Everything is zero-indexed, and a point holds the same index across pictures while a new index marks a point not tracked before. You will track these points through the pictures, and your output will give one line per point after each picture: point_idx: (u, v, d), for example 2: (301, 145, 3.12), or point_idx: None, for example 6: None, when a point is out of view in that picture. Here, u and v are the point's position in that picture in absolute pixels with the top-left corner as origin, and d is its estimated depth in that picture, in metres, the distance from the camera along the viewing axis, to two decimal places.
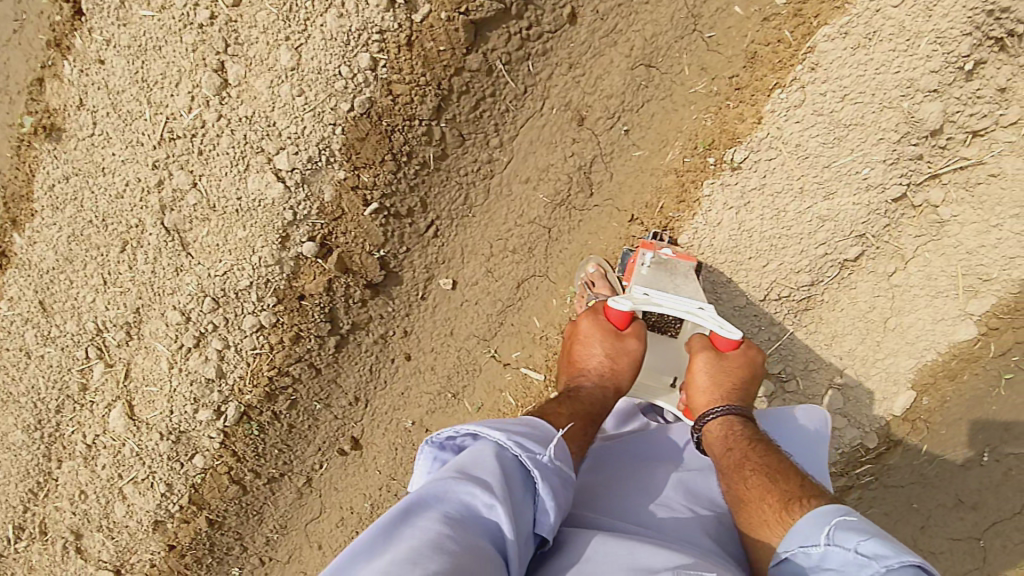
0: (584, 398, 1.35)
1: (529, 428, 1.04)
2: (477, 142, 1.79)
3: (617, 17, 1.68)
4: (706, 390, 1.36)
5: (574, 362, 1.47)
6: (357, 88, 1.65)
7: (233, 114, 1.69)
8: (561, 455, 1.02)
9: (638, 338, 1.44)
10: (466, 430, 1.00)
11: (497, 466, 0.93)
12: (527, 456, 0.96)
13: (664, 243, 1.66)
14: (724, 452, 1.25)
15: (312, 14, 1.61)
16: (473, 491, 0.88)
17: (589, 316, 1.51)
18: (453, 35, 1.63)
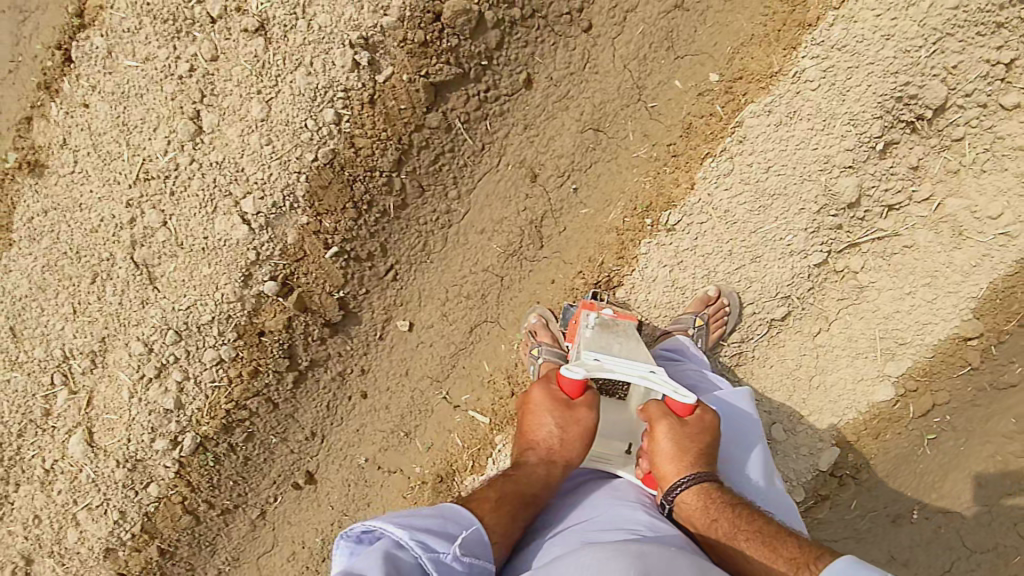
0: (523, 479, 1.30)
1: (440, 521, 1.07)
2: (436, 193, 1.91)
3: (570, 85, 1.82)
4: (672, 460, 1.27)
5: (524, 431, 1.38)
6: (322, 139, 1.76)
7: (205, 159, 1.81)
8: (467, 555, 1.04)
9: (590, 408, 1.34)
10: (376, 527, 1.04)
11: (395, 559, 0.95)
12: (428, 554, 0.99)
13: (604, 303, 1.69)
14: (708, 523, 1.22)
15: (283, 71, 1.73)
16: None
17: (541, 384, 1.41)
18: (414, 95, 1.75)
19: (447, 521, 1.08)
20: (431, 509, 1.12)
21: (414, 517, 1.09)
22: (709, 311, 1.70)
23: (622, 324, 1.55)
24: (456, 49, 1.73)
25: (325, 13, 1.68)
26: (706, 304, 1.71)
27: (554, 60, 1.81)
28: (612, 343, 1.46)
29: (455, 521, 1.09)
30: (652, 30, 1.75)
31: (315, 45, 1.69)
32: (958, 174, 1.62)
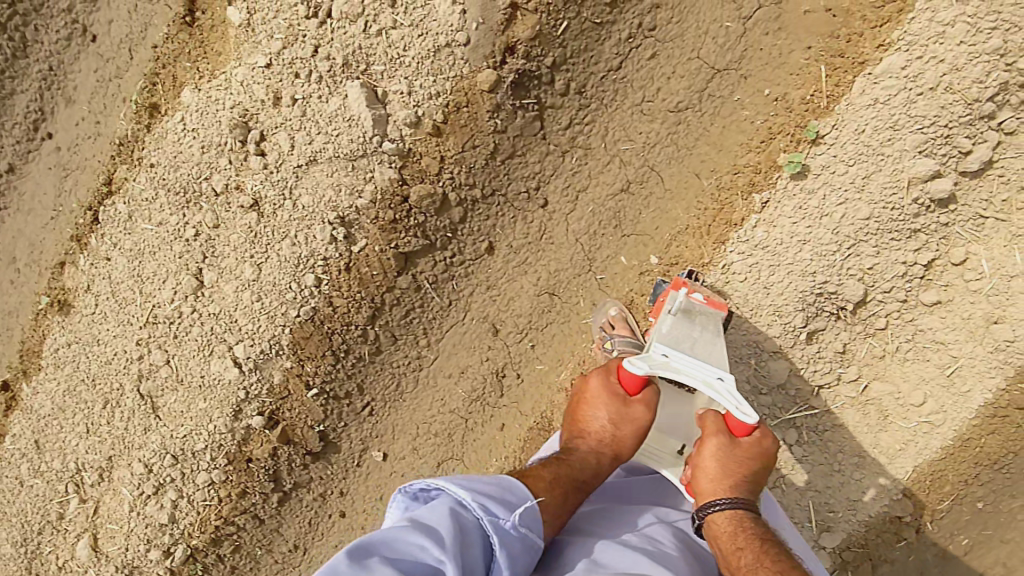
0: (575, 465, 1.40)
1: (500, 490, 1.18)
2: (408, 341, 2.11)
3: (527, 252, 2.01)
4: (713, 480, 1.32)
5: (580, 420, 1.50)
6: (304, 299, 2.00)
7: (205, 310, 2.07)
8: (527, 523, 1.16)
9: (646, 407, 1.41)
10: (437, 484, 1.16)
11: (459, 519, 1.07)
12: (489, 517, 1.09)
13: (695, 283, 1.67)
14: (733, 550, 1.25)
15: (272, 240, 1.99)
16: (432, 538, 1.01)
17: (601, 375, 1.50)
18: (386, 262, 1.98)
19: (506, 492, 1.18)
20: (490, 477, 1.22)
21: (475, 480, 1.20)
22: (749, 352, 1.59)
23: (707, 315, 1.53)
24: (423, 224, 1.96)
25: (309, 195, 1.94)
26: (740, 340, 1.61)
27: (514, 230, 2.00)
28: (686, 338, 1.46)
29: (512, 492, 1.19)
30: (600, 209, 1.93)
31: (299, 221, 1.96)
32: (884, 359, 1.68)
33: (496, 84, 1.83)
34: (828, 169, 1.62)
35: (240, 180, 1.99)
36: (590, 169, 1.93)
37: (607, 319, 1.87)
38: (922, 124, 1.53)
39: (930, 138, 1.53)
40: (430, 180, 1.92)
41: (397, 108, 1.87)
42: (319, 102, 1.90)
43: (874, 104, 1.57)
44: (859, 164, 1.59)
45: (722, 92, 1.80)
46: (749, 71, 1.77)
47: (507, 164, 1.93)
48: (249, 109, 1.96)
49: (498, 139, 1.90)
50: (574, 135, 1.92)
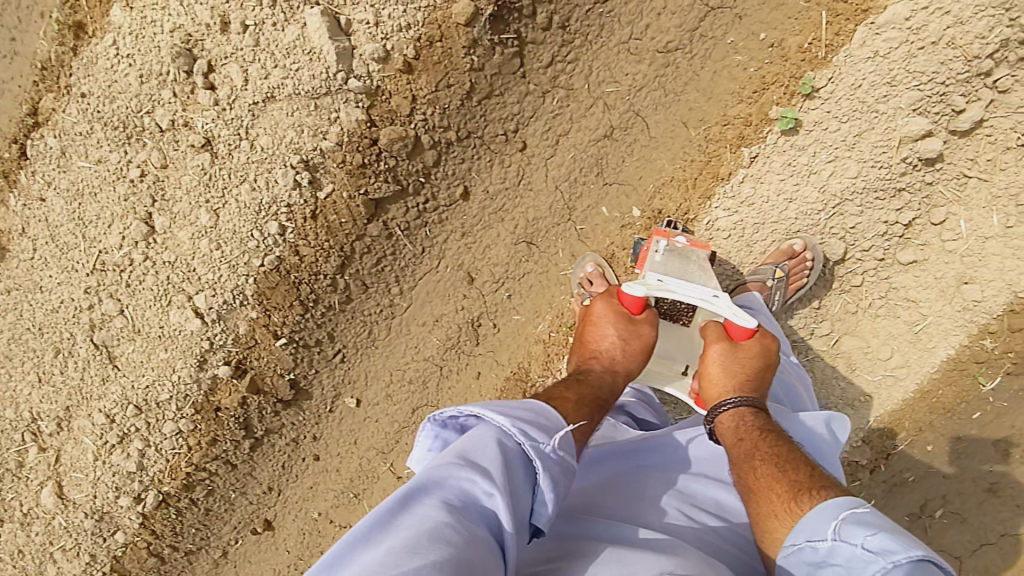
0: (593, 383, 1.33)
1: (535, 414, 1.02)
2: (380, 289, 2.04)
3: (504, 199, 1.92)
4: (720, 380, 1.30)
5: (586, 343, 1.46)
6: (267, 248, 1.88)
7: (158, 258, 1.93)
8: (565, 446, 1.01)
9: (650, 324, 1.43)
10: (470, 411, 0.99)
11: (504, 451, 0.92)
12: (532, 443, 0.95)
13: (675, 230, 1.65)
14: (735, 443, 1.18)
15: (228, 184, 1.83)
16: (479, 472, 0.88)
17: (603, 297, 1.49)
18: (355, 210, 1.87)
19: (540, 415, 1.03)
20: (523, 399, 1.06)
21: (509, 403, 1.04)
22: (792, 264, 1.66)
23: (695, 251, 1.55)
24: (394, 168, 1.84)
25: (268, 135, 1.78)
26: (789, 256, 1.67)
27: (491, 175, 1.90)
28: (680, 268, 1.48)
29: (546, 417, 1.04)
30: (582, 156, 1.84)
31: (258, 164, 1.81)
32: (856, 314, 1.75)
33: (472, 18, 1.65)
34: (820, 125, 1.59)
35: (188, 116, 1.80)
36: (571, 113, 1.82)
37: (584, 275, 1.85)
38: (920, 81, 1.48)
39: (926, 96, 1.49)
40: (400, 122, 1.77)
41: (363, 40, 1.69)
42: (274, 31, 1.69)
43: (873, 58, 1.51)
44: (853, 120, 1.56)
45: (716, 32, 1.69)
46: (745, 10, 1.65)
47: (483, 105, 1.80)
48: (193, 34, 1.74)
49: (474, 79, 1.74)
50: (555, 74, 1.78)
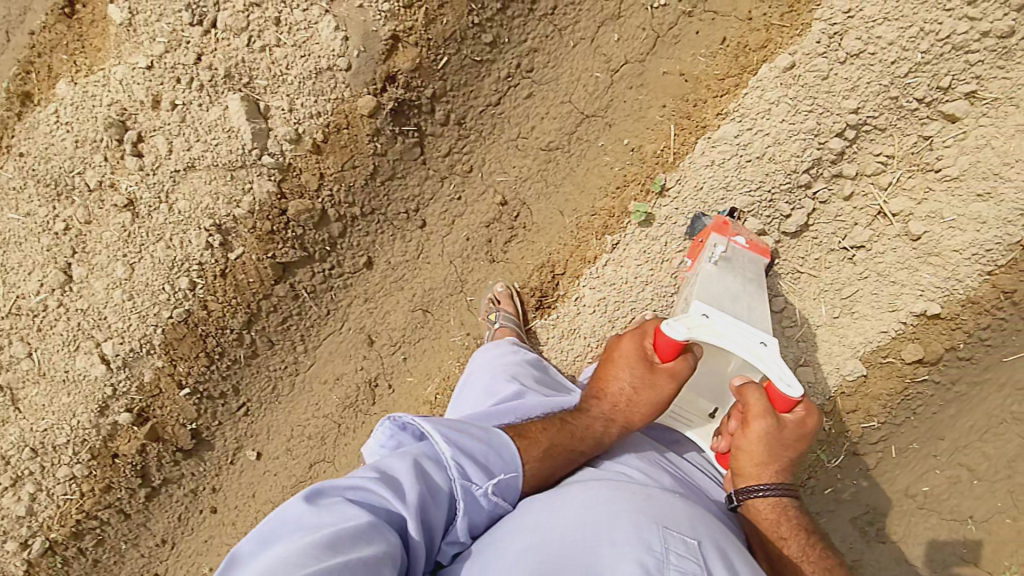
0: (581, 428, 1.38)
1: (484, 447, 1.18)
2: (285, 347, 2.18)
3: (404, 270, 2.11)
4: (761, 464, 1.33)
5: (603, 379, 1.49)
6: (177, 301, 2.02)
7: (72, 305, 2.05)
8: (500, 489, 1.18)
9: (672, 378, 1.38)
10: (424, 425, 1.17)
11: (429, 478, 1.09)
12: (461, 481, 1.12)
13: (736, 226, 1.68)
14: (776, 536, 1.29)
15: (146, 241, 1.99)
16: (401, 495, 1.04)
17: (636, 336, 1.46)
18: (263, 270, 2.03)
19: (491, 451, 1.19)
20: (477, 428, 1.22)
21: (464, 429, 1.20)
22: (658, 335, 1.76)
23: (752, 262, 1.62)
24: (302, 237, 2.02)
25: (186, 200, 1.95)
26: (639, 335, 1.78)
27: (393, 248, 2.09)
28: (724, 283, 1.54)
29: (497, 452, 1.19)
30: (474, 235, 2.04)
31: (174, 225, 1.97)
32: None
33: (376, 110, 1.87)
34: (669, 220, 1.82)
35: (115, 179, 1.97)
36: (466, 197, 2.03)
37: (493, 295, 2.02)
38: (750, 187, 1.75)
39: (756, 201, 1.76)
40: (309, 196, 1.96)
41: (277, 123, 1.89)
42: (199, 110, 1.90)
43: (711, 166, 1.77)
44: (696, 218, 1.80)
45: (589, 136, 1.93)
46: (614, 120, 1.91)
47: (386, 185, 2.00)
48: (127, 109, 1.93)
49: (378, 162, 1.95)
50: (452, 163, 2.01)
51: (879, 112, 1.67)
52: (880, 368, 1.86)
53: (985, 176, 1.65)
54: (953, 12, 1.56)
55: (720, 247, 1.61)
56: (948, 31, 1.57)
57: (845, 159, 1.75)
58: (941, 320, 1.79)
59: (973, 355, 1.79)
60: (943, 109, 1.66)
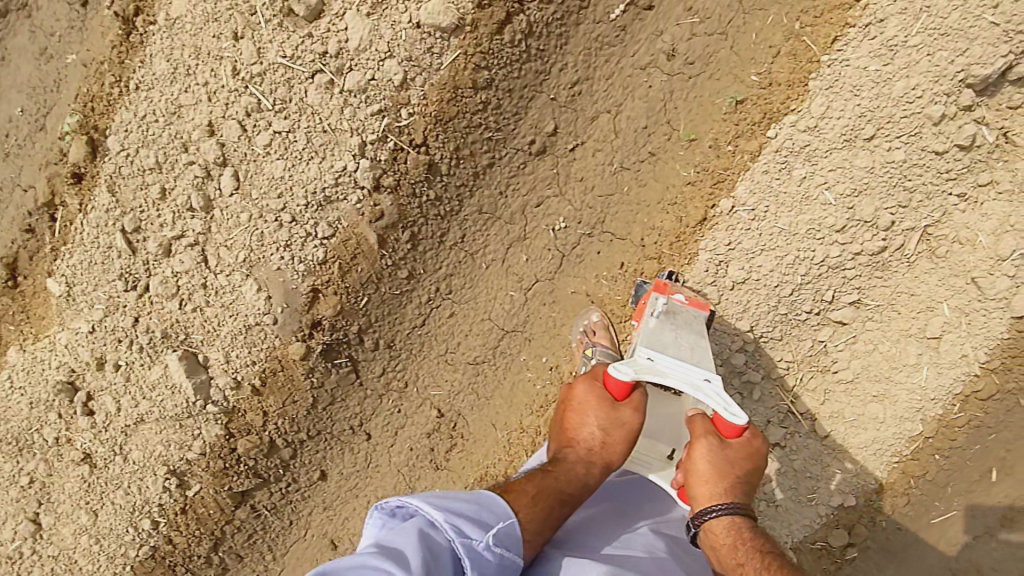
0: (561, 476, 1.38)
1: (473, 508, 1.16)
2: (254, 557, 2.22)
3: (356, 478, 2.19)
4: (711, 484, 1.31)
5: (569, 427, 1.46)
6: (143, 540, 2.09)
7: (44, 551, 2.12)
8: (502, 543, 1.14)
9: (634, 410, 1.38)
10: (411, 504, 1.14)
11: (429, 544, 1.05)
12: (461, 539, 1.07)
13: (676, 285, 1.74)
14: (734, 560, 1.27)
15: (105, 489, 2.07)
16: (402, 560, 0.99)
17: (589, 381, 1.47)
18: (222, 500, 2.10)
19: (482, 509, 1.18)
20: (465, 492, 1.21)
21: (450, 497, 1.18)
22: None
23: (693, 317, 1.62)
24: (254, 465, 2.09)
25: (139, 450, 2.04)
26: None
27: (344, 459, 2.18)
28: (663, 330, 1.53)
29: (490, 511, 1.18)
30: (417, 444, 2.14)
31: (132, 474, 2.06)
32: None
33: (306, 352, 1.99)
34: None
35: (70, 434, 2.07)
36: (405, 410, 2.13)
37: (586, 325, 1.94)
38: None
39: None
40: (255, 432, 2.05)
41: (217, 373, 2.00)
42: (141, 369, 2.01)
43: None
44: None
45: (512, 350, 2.06)
46: (532, 335, 2.04)
47: (329, 409, 2.10)
48: (75, 370, 2.04)
49: (316, 392, 2.05)
50: (388, 380, 2.11)
51: (771, 326, 1.77)
52: (809, 554, 1.85)
53: (879, 378, 1.75)
54: (825, 241, 1.69)
55: (659, 304, 1.63)
56: (822, 256, 1.69)
57: (748, 367, 1.81)
58: (860, 505, 1.82)
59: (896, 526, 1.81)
60: (833, 317, 1.75)
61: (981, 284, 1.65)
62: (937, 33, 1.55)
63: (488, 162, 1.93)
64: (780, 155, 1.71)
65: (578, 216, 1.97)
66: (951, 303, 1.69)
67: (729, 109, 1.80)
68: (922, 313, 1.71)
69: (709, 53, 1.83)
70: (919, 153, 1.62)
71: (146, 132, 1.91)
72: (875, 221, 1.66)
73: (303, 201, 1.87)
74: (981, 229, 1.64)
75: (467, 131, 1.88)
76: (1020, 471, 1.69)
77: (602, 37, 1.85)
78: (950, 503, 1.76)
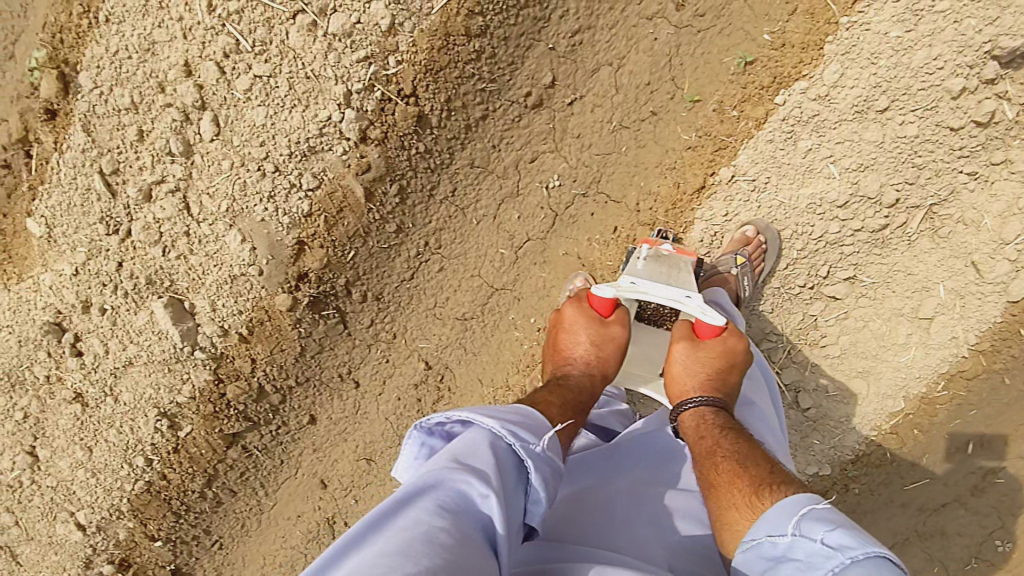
0: (574, 386, 1.39)
1: (522, 418, 1.07)
2: (247, 492, 2.28)
3: (345, 423, 2.22)
4: (682, 381, 1.39)
5: (560, 350, 1.51)
6: (138, 475, 2.15)
7: (43, 481, 2.17)
8: (552, 445, 1.06)
9: (621, 325, 1.51)
10: (457, 417, 1.03)
11: (492, 453, 0.96)
12: (522, 446, 0.99)
13: (664, 241, 1.69)
14: (696, 440, 1.26)
15: (99, 427, 2.11)
16: (475, 476, 0.91)
17: (573, 304, 1.56)
18: (213, 440, 2.13)
19: (526, 419, 1.09)
20: (507, 404, 1.11)
21: (496, 408, 1.08)
22: (749, 250, 1.68)
23: (682, 261, 1.57)
24: (244, 410, 2.11)
25: (129, 392, 2.06)
26: None
27: (332, 405, 2.19)
28: (661, 273, 1.52)
29: (533, 420, 1.09)
30: (404, 395, 2.16)
31: (123, 414, 2.09)
32: None
33: (293, 304, 1.96)
34: None
35: (61, 373, 2.07)
36: (393, 360, 2.13)
37: (571, 290, 1.89)
38: None
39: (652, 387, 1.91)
40: (244, 379, 2.06)
41: (203, 321, 1.99)
42: (127, 314, 1.99)
43: None
44: None
45: (500, 307, 2.05)
46: (520, 294, 2.03)
47: (317, 357, 2.09)
48: (61, 311, 2.02)
49: (304, 342, 2.04)
50: (376, 331, 2.09)
51: (763, 298, 1.78)
52: None
53: (864, 355, 1.74)
54: (825, 216, 1.66)
55: (645, 250, 1.60)
56: (821, 231, 1.67)
57: None
58: (835, 473, 1.86)
59: (868, 491, 1.85)
60: (827, 292, 1.72)
61: (980, 269, 1.62)
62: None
63: (481, 114, 1.84)
64: (787, 124, 1.66)
65: (572, 174, 1.89)
66: (947, 284, 1.65)
67: (736, 70, 1.71)
68: (916, 294, 1.68)
69: (721, 4, 1.69)
70: (934, 129, 1.54)
71: (119, 68, 1.82)
72: (880, 197, 1.61)
73: (286, 150, 1.80)
74: (988, 212, 1.59)
75: (459, 81, 1.77)
76: (997, 449, 1.72)
77: None
78: (923, 475, 1.79)
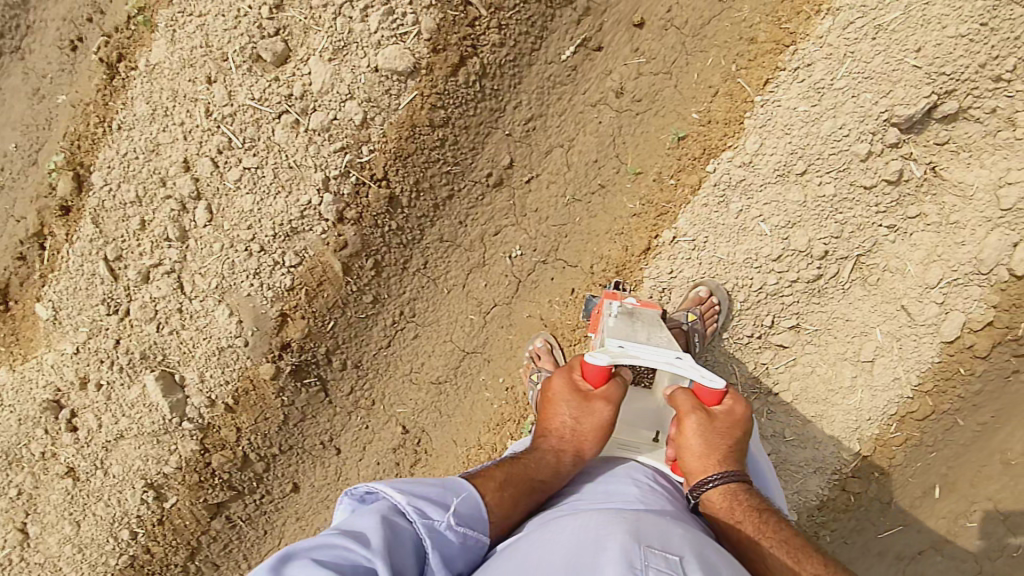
0: (533, 464, 1.31)
1: (439, 491, 1.13)
2: (230, 565, 2.31)
3: (327, 491, 2.28)
4: (701, 457, 1.25)
5: (543, 418, 1.40)
6: (123, 549, 2.19)
7: (31, 558, 2.20)
8: (464, 519, 1.11)
9: (608, 403, 1.33)
10: (377, 489, 1.12)
11: (392, 524, 1.02)
12: (423, 521, 1.05)
13: (625, 293, 1.81)
14: (733, 526, 1.20)
15: (88, 501, 2.17)
16: (359, 541, 0.95)
17: (563, 371, 1.41)
18: (197, 511, 2.19)
19: (447, 491, 1.15)
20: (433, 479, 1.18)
21: (417, 483, 1.16)
22: (702, 310, 1.80)
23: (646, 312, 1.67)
24: (228, 479, 2.18)
25: (119, 464, 2.14)
26: None
27: (315, 473, 2.25)
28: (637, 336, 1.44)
29: (453, 491, 1.15)
30: (383, 459, 2.24)
31: (111, 487, 2.15)
32: None
33: (276, 372, 2.08)
34: None
35: (55, 449, 2.16)
36: (373, 426, 2.22)
37: (533, 349, 2.05)
38: None
39: None
40: (229, 447, 2.14)
41: (191, 392, 2.10)
42: (121, 388, 2.10)
43: None
44: None
45: (473, 369, 2.17)
46: (491, 355, 2.16)
47: (299, 425, 2.18)
48: (60, 388, 2.13)
49: (287, 410, 2.14)
50: (356, 398, 2.19)
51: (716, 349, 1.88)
52: None
53: (817, 400, 1.83)
54: (762, 269, 1.81)
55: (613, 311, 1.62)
56: (759, 283, 1.82)
57: None
58: (802, 521, 1.89)
59: (835, 538, 1.88)
60: (774, 340, 1.84)
61: (910, 311, 1.74)
62: (860, 78, 1.66)
63: (448, 194, 2.03)
64: (718, 189, 1.83)
65: (533, 244, 2.07)
66: (882, 328, 1.77)
67: (672, 144, 1.92)
68: (856, 338, 1.79)
69: (655, 91, 1.92)
70: (848, 188, 1.71)
71: (127, 166, 2.04)
72: (809, 250, 1.76)
73: (271, 232, 1.99)
74: (910, 259, 1.73)
75: (426, 165, 1.98)
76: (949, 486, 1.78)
77: (554, 76, 1.96)
78: (883, 516, 1.84)
